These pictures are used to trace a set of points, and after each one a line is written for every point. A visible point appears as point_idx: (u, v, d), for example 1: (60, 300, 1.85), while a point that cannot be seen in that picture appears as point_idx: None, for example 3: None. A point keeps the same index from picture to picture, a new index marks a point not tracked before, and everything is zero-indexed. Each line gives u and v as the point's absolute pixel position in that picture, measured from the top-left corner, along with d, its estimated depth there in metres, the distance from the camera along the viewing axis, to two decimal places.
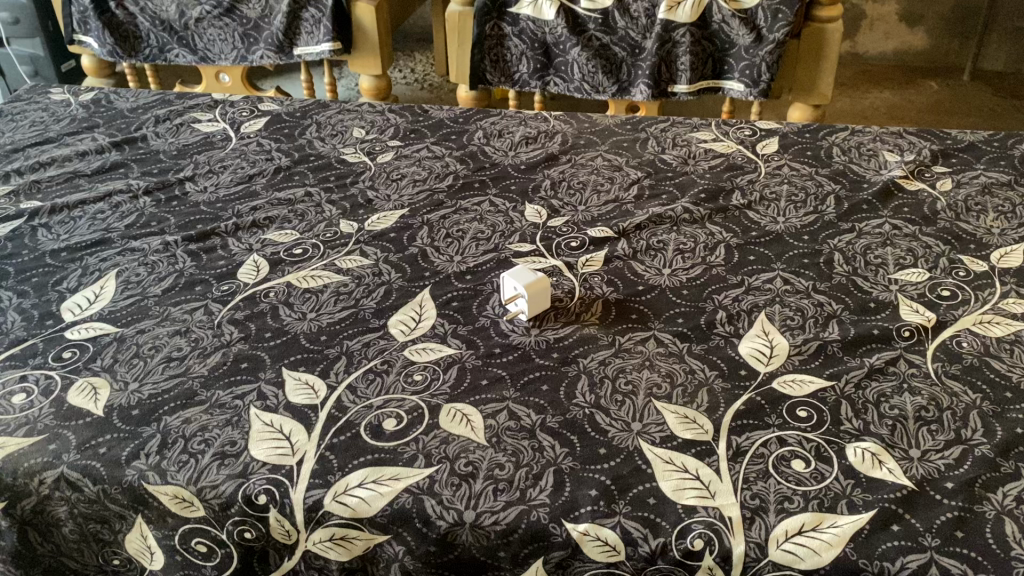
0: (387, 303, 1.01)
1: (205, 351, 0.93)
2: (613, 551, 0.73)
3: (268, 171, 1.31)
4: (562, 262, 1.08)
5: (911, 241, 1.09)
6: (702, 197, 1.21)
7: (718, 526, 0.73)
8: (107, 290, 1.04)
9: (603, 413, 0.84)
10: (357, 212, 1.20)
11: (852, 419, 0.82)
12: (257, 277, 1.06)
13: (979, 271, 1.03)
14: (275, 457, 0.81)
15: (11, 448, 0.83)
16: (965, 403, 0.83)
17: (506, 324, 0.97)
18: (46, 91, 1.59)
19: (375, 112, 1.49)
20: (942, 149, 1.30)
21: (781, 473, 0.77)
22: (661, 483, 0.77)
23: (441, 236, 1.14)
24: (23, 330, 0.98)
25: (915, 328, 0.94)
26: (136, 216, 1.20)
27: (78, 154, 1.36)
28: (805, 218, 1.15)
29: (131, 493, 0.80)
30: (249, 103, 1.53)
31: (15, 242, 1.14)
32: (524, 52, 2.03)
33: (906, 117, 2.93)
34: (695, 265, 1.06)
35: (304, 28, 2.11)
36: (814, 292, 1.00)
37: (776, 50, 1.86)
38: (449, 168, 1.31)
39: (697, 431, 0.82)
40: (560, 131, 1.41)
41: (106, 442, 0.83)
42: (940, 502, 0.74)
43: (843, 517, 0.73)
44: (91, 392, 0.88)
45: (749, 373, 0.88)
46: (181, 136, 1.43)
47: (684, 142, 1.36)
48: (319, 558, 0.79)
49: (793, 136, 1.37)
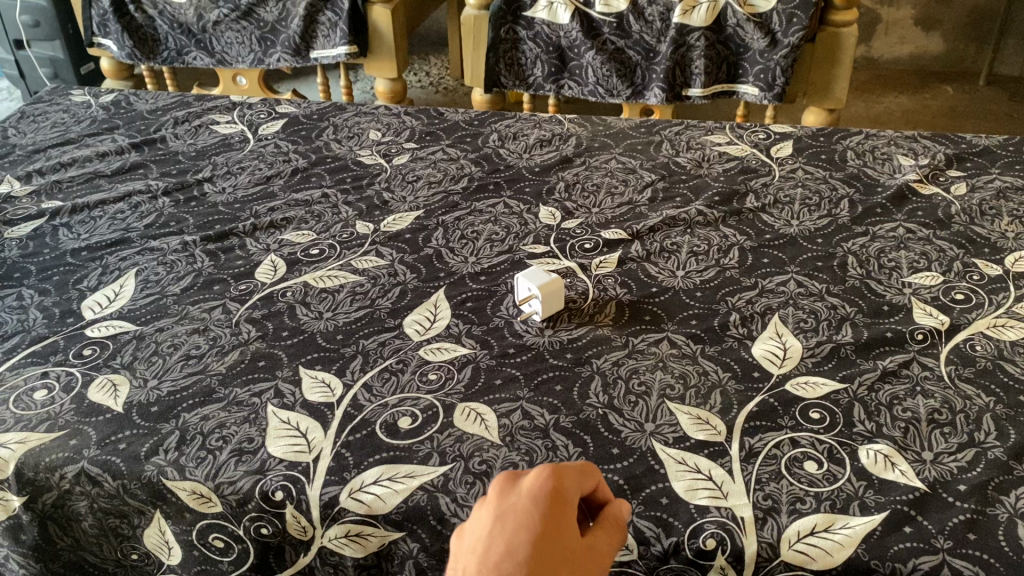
0: (403, 303, 1.02)
1: (223, 350, 0.94)
2: (625, 550, 0.74)
3: (285, 172, 1.33)
4: (576, 264, 1.09)
5: (925, 244, 1.09)
6: (716, 200, 1.21)
7: (730, 526, 0.73)
8: (126, 289, 1.05)
9: (617, 414, 0.84)
10: (373, 213, 1.21)
11: (865, 421, 0.82)
12: (274, 277, 1.07)
13: (993, 275, 1.03)
14: (292, 454, 0.82)
15: (33, 443, 0.85)
16: (978, 406, 0.83)
17: (520, 324, 0.97)
18: (68, 92, 1.61)
19: (391, 114, 1.51)
20: (957, 152, 1.30)
21: (793, 474, 0.77)
22: (673, 482, 0.77)
23: (456, 237, 1.15)
24: (44, 327, 1.00)
25: (929, 330, 0.94)
26: (155, 216, 1.22)
27: (98, 155, 1.39)
28: (818, 221, 1.15)
29: (151, 488, 0.81)
30: (267, 105, 1.55)
31: (36, 241, 1.16)
32: (539, 56, 2.05)
33: (921, 121, 2.92)
34: (708, 267, 1.07)
35: (320, 31, 2.13)
36: (827, 295, 1.01)
37: (791, 55, 1.86)
38: (465, 170, 1.32)
39: (710, 432, 0.82)
40: (574, 134, 1.42)
41: (126, 437, 0.84)
42: (953, 504, 0.74)
43: (855, 517, 0.73)
44: (111, 389, 0.90)
45: (762, 375, 0.89)
46: (200, 138, 1.45)
47: (698, 145, 1.37)
48: (334, 554, 0.80)
49: (808, 139, 1.37)
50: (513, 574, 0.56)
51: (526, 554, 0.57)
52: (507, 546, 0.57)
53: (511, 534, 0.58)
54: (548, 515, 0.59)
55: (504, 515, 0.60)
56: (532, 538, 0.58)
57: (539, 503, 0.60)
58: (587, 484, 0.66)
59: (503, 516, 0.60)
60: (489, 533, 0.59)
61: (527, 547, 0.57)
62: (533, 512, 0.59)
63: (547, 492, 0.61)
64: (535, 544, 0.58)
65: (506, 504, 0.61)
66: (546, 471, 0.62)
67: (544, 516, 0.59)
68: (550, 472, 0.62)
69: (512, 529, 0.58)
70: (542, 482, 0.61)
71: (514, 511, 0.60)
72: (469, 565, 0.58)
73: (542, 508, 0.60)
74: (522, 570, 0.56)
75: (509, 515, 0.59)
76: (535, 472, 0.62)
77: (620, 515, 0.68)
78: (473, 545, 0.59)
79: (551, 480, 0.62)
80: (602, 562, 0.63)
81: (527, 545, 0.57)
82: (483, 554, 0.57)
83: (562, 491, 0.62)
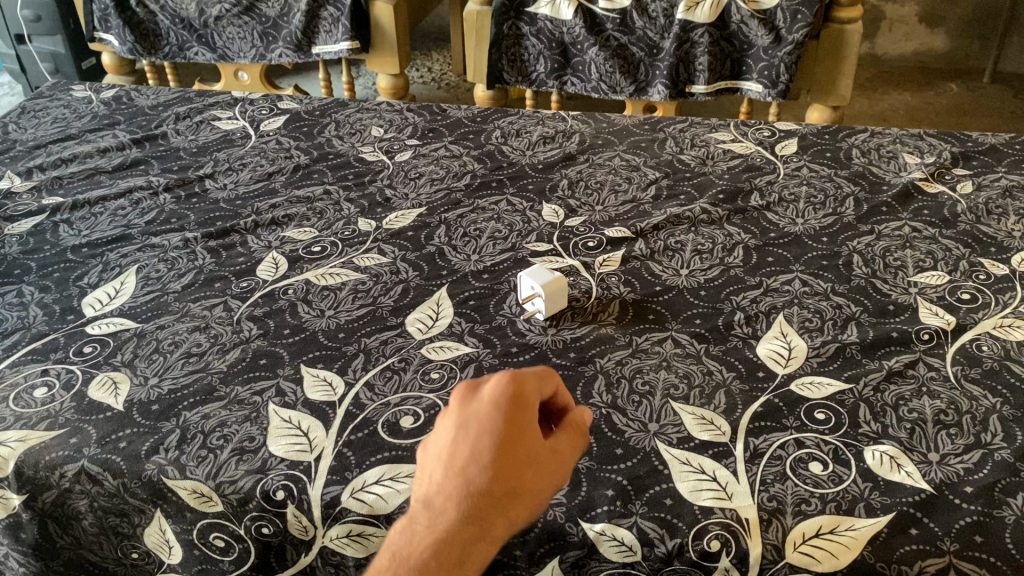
0: (405, 301, 1.01)
1: (225, 348, 0.94)
2: (629, 551, 0.73)
3: (287, 169, 1.32)
4: (580, 262, 1.08)
5: (931, 243, 1.09)
6: (720, 198, 1.20)
7: (735, 528, 0.73)
8: (127, 285, 1.05)
9: (620, 413, 0.84)
10: (375, 210, 1.20)
11: (871, 422, 0.82)
12: (275, 274, 1.07)
13: (1000, 274, 1.02)
14: (294, 453, 0.81)
15: (33, 441, 0.84)
16: (985, 407, 0.83)
17: (523, 323, 0.97)
18: (68, 88, 1.61)
19: (393, 111, 1.50)
20: (962, 151, 1.29)
21: (798, 476, 0.76)
22: (677, 484, 0.76)
23: (459, 235, 1.14)
24: (45, 324, 0.99)
25: (935, 331, 0.93)
26: (156, 212, 1.21)
27: (99, 151, 1.38)
28: (824, 220, 1.15)
29: (151, 487, 0.80)
30: (269, 101, 1.54)
31: (37, 237, 1.16)
32: (542, 51, 2.04)
33: (925, 119, 2.91)
34: (713, 266, 1.06)
35: (322, 27, 2.12)
36: (832, 294, 1.00)
37: (796, 51, 1.84)
38: (467, 167, 1.31)
39: (714, 432, 0.81)
40: (577, 131, 1.41)
41: (126, 436, 0.83)
42: (959, 506, 0.73)
43: (860, 520, 0.72)
44: (111, 387, 0.89)
45: (767, 375, 0.88)
46: (202, 134, 1.44)
47: (702, 142, 1.36)
48: (336, 554, 0.79)
49: (813, 137, 1.36)
50: (476, 476, 0.64)
51: (488, 459, 0.64)
52: (471, 452, 0.64)
53: (473, 440, 0.65)
54: (508, 420, 0.65)
55: (467, 422, 0.66)
56: (492, 443, 0.64)
57: (499, 410, 0.65)
58: (551, 384, 0.71)
59: (466, 424, 0.66)
60: (453, 440, 0.66)
61: (489, 452, 0.64)
62: (494, 418, 0.65)
63: (507, 398, 0.66)
64: (497, 448, 0.64)
65: (469, 411, 0.67)
66: (504, 378, 0.66)
67: (503, 421, 0.65)
68: (509, 379, 0.67)
69: (475, 436, 0.65)
70: (500, 390, 0.66)
71: (476, 419, 0.66)
72: (436, 472, 0.65)
73: (502, 414, 0.65)
74: (485, 473, 0.64)
75: (471, 423, 0.66)
76: (494, 380, 0.67)
77: (584, 418, 0.74)
78: (440, 449, 0.66)
79: (509, 387, 0.66)
80: (569, 457, 0.69)
81: (489, 450, 0.64)
82: (449, 461, 0.65)
83: (523, 395, 0.67)
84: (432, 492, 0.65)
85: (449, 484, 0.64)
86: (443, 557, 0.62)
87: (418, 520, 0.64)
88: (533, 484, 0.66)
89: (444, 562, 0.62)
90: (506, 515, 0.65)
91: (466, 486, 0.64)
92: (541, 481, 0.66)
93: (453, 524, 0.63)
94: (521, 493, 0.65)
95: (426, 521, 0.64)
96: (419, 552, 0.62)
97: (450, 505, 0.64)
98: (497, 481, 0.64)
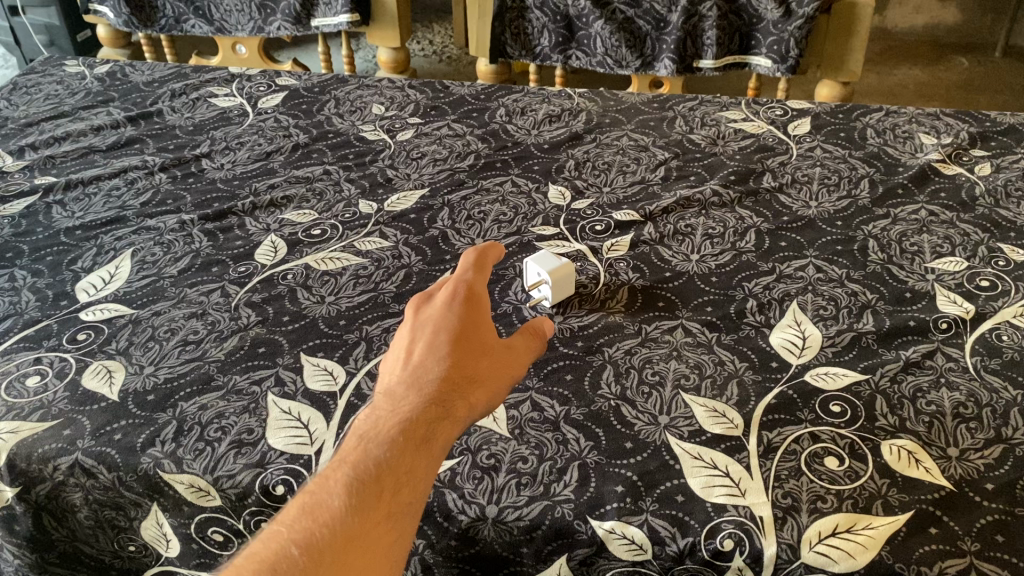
0: (407, 287, 0.98)
1: (222, 335, 0.91)
2: (639, 550, 0.71)
3: (285, 148, 1.28)
4: (587, 246, 1.05)
5: (948, 228, 1.05)
6: (732, 179, 1.17)
7: (749, 526, 0.70)
8: (122, 270, 1.02)
9: (629, 405, 0.81)
10: (376, 191, 1.17)
11: (888, 416, 0.79)
12: (274, 258, 1.03)
13: (1020, 260, 0.99)
14: (294, 446, 0.79)
15: (26, 433, 0.82)
16: (1005, 400, 0.80)
17: (529, 310, 0.94)
18: (61, 62, 1.56)
19: (394, 88, 1.46)
20: (980, 131, 1.25)
21: (814, 471, 0.74)
22: (690, 480, 0.74)
23: (463, 218, 1.11)
24: (37, 310, 0.96)
25: (954, 320, 0.90)
26: (152, 193, 1.18)
27: (93, 129, 1.34)
28: (838, 203, 1.11)
29: (147, 481, 0.78)
30: (267, 77, 1.50)
31: (29, 219, 1.13)
32: (546, 24, 2.00)
33: (934, 94, 2.85)
34: (724, 251, 1.03)
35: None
36: (847, 281, 0.97)
37: (806, 26, 1.79)
38: (471, 147, 1.27)
39: (727, 425, 0.79)
40: (583, 109, 1.37)
41: (121, 428, 0.81)
42: (979, 504, 0.71)
43: (878, 518, 0.70)
44: (106, 376, 0.87)
45: (781, 365, 0.85)
46: (198, 111, 1.40)
47: (713, 122, 1.32)
48: None
49: (826, 116, 1.32)
50: (435, 364, 0.71)
51: (445, 352, 0.72)
52: (429, 344, 0.73)
53: (431, 337, 0.74)
54: (460, 321, 0.76)
55: (422, 327, 0.76)
56: (449, 336, 0.74)
57: (451, 315, 0.77)
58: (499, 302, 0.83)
59: (422, 328, 0.76)
60: (413, 341, 0.75)
61: (445, 345, 0.73)
62: (449, 320, 0.76)
63: (457, 306, 0.78)
64: (451, 343, 0.74)
65: (423, 321, 0.78)
66: (454, 294, 0.80)
67: (456, 322, 0.76)
68: (458, 295, 0.80)
69: (432, 334, 0.75)
70: (451, 303, 0.79)
71: (431, 323, 0.76)
72: (396, 369, 0.72)
73: (455, 317, 0.77)
74: (444, 361, 0.71)
75: (428, 327, 0.76)
76: (445, 297, 0.80)
77: (541, 327, 0.83)
78: (398, 355, 0.74)
79: (459, 300, 0.79)
80: (522, 360, 0.78)
81: (446, 344, 0.73)
82: (407, 358, 0.72)
83: (472, 304, 0.79)
84: (393, 384, 0.70)
85: (408, 376, 0.70)
86: (411, 431, 0.64)
87: (381, 409, 0.66)
88: (486, 376, 0.73)
89: (412, 436, 0.63)
90: (465, 399, 0.69)
91: (427, 374, 0.70)
92: (497, 373, 0.74)
93: (418, 403, 0.67)
94: (479, 381, 0.72)
95: (389, 407, 0.66)
96: (386, 430, 0.63)
97: (413, 390, 0.68)
98: (455, 367, 0.71)
